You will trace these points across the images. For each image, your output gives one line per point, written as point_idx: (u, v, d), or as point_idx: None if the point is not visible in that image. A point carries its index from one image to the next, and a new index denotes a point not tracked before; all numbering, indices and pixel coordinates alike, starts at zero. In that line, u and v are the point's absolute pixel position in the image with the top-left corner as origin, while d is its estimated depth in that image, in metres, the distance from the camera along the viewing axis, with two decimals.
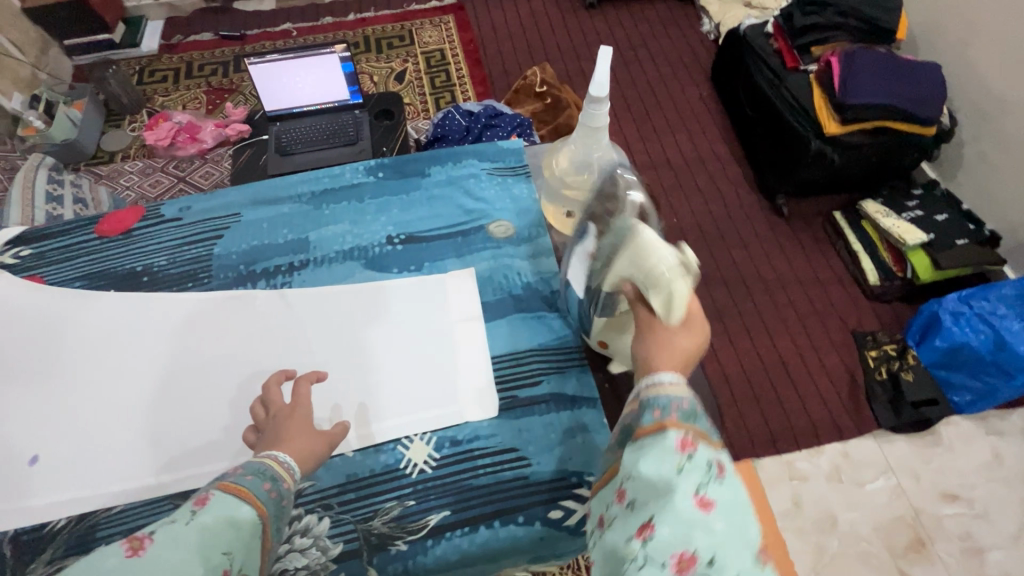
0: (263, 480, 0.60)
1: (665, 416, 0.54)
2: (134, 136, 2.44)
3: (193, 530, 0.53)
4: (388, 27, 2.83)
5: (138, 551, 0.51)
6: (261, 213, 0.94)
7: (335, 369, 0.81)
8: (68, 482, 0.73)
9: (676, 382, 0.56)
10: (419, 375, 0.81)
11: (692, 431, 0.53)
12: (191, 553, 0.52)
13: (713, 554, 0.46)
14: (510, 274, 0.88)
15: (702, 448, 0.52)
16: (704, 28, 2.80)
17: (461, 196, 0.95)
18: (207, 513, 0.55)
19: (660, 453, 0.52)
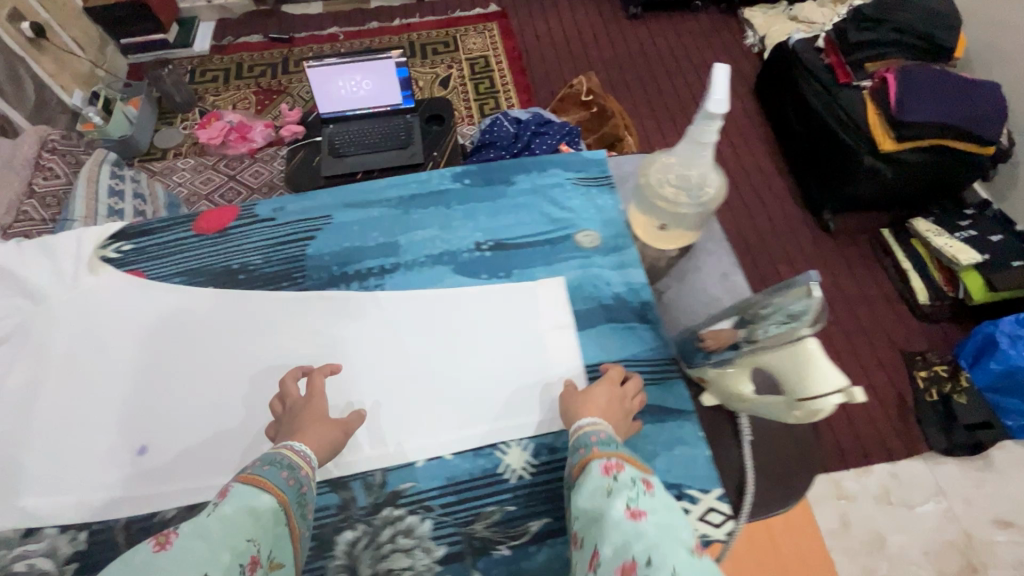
0: (281, 469, 0.61)
1: (589, 451, 0.63)
2: (186, 135, 2.48)
3: (216, 520, 0.53)
4: (432, 33, 2.86)
5: (164, 545, 0.50)
6: (351, 215, 0.96)
7: (358, 377, 0.82)
8: (171, 474, 0.75)
9: (597, 427, 0.67)
10: (443, 384, 0.82)
11: (615, 457, 0.61)
12: (220, 542, 0.51)
13: (649, 554, 0.50)
14: (600, 284, 0.88)
15: (626, 470, 0.59)
16: (747, 41, 2.80)
17: (546, 205, 0.96)
18: (228, 503, 0.54)
19: (591, 486, 0.58)
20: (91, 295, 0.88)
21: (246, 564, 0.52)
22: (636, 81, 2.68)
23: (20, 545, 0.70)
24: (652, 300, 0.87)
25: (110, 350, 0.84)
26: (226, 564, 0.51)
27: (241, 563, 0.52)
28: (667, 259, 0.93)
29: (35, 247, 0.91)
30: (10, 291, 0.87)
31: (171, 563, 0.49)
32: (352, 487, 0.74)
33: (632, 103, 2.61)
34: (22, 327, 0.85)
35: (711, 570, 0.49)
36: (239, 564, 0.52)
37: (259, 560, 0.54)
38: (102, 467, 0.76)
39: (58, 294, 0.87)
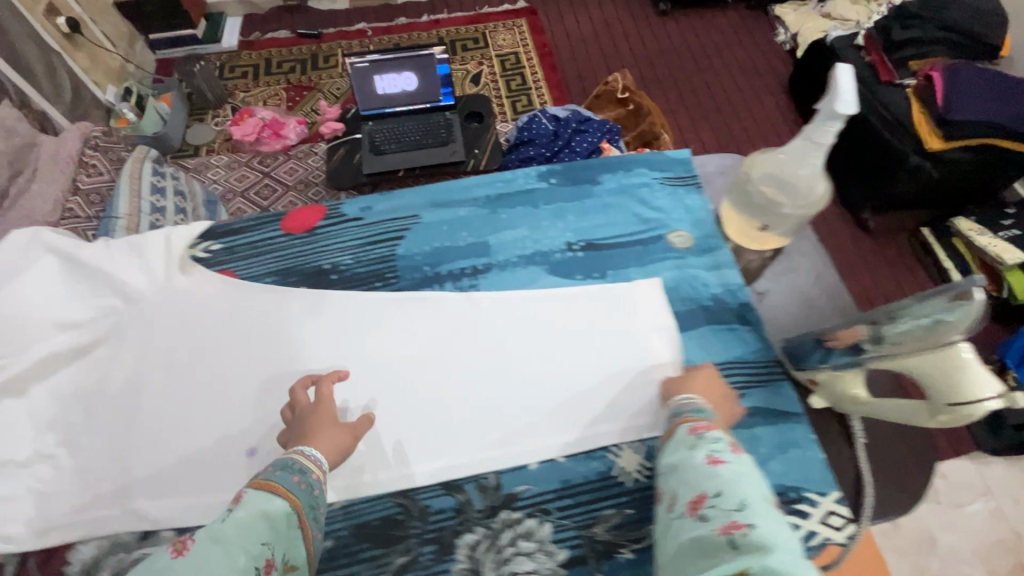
0: (292, 472, 0.63)
1: (680, 416, 0.69)
2: (218, 131, 2.47)
3: (231, 527, 0.57)
4: (461, 29, 2.84)
5: (182, 552, 0.55)
6: (439, 215, 0.95)
7: (379, 386, 0.82)
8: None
9: (689, 397, 0.72)
10: (462, 390, 0.81)
11: (704, 420, 0.67)
12: (235, 547, 0.56)
13: (718, 489, 0.57)
14: (697, 285, 0.88)
15: (714, 431, 0.65)
16: (779, 38, 2.78)
17: (635, 205, 0.96)
18: (243, 509, 0.58)
19: (677, 441, 0.65)
20: (185, 295, 0.87)
21: (261, 567, 0.56)
22: (667, 79, 2.67)
23: (139, 548, 0.70)
24: (750, 301, 0.87)
25: (207, 349, 0.83)
26: (239, 568, 0.55)
27: (256, 566, 0.56)
28: (760, 259, 0.92)
29: (125, 246, 0.90)
30: (106, 291, 0.87)
31: (191, 567, 0.54)
32: (466, 490, 0.73)
33: (664, 100, 2.59)
34: (119, 327, 0.84)
35: (777, 519, 0.55)
36: (253, 568, 0.56)
37: (274, 562, 0.57)
38: (208, 468, 0.75)
39: (152, 294, 0.87)
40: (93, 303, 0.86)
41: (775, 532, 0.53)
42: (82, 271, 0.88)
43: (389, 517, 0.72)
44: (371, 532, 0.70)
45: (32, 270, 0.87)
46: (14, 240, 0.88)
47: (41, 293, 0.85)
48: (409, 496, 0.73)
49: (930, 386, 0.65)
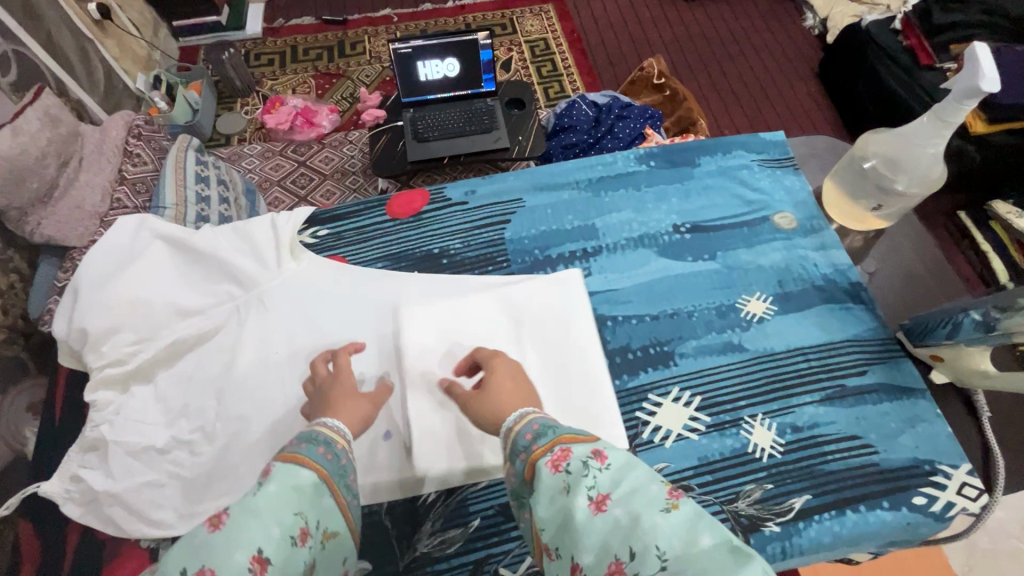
0: (316, 444, 0.57)
1: (530, 452, 0.54)
2: (249, 120, 2.42)
3: (263, 499, 0.49)
4: (488, 14, 2.78)
5: (218, 525, 0.47)
6: (543, 199, 0.95)
7: (455, 372, 0.80)
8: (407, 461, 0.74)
9: (530, 418, 0.58)
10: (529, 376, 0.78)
11: (556, 445, 0.52)
12: (267, 517, 0.48)
13: (629, 545, 0.44)
14: (807, 265, 0.89)
15: (576, 452, 0.51)
16: (807, 24, 2.77)
17: (737, 187, 0.96)
18: (273, 481, 0.51)
19: (547, 491, 0.50)
20: (295, 280, 0.86)
21: (298, 536, 0.49)
22: (698, 64, 2.65)
23: None
24: (861, 280, 0.88)
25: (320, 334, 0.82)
26: (274, 539, 0.48)
27: (291, 536, 0.49)
28: (865, 240, 0.93)
29: (230, 232, 0.90)
30: (221, 279, 0.86)
31: (229, 542, 0.46)
32: None
33: (697, 86, 2.58)
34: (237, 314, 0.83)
35: (694, 521, 0.44)
36: (289, 537, 0.48)
37: (309, 531, 0.51)
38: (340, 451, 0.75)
39: (265, 280, 0.86)
40: (209, 290, 0.85)
41: (702, 540, 0.43)
42: (195, 258, 0.87)
43: None
44: None
45: (144, 256, 0.86)
46: (123, 227, 0.88)
47: (157, 281, 0.84)
48: None
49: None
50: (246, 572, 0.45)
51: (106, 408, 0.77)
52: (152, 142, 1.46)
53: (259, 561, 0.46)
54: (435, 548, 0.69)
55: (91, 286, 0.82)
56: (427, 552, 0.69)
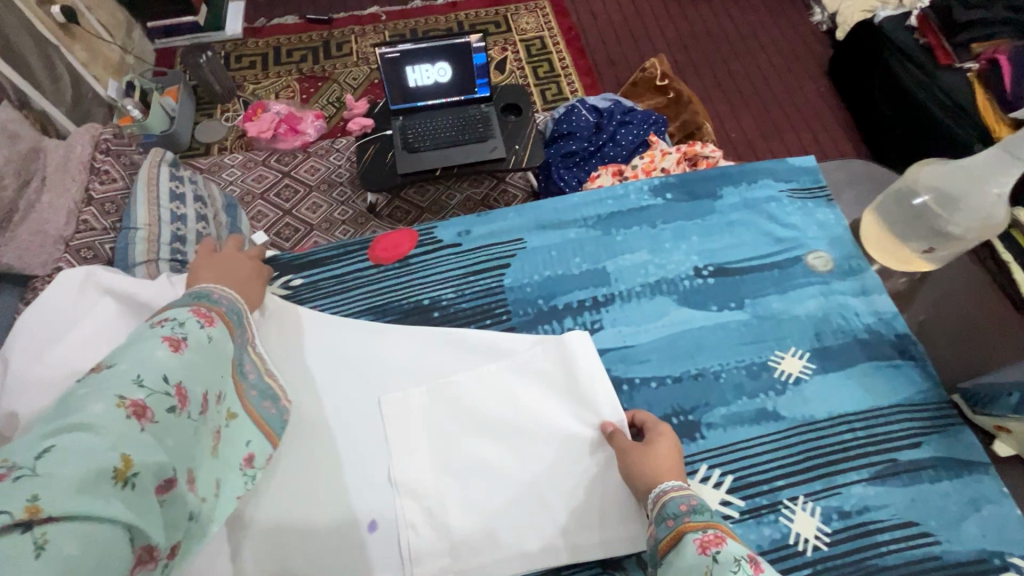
0: (240, 320, 0.62)
1: (679, 522, 0.52)
2: (229, 127, 2.28)
3: (208, 346, 0.54)
4: (481, 12, 2.64)
5: (178, 349, 0.51)
6: (547, 238, 0.84)
7: (461, 448, 0.70)
8: (400, 559, 0.64)
9: (683, 489, 0.56)
10: (547, 457, 0.69)
11: (711, 530, 0.49)
12: (213, 364, 0.54)
13: None
14: (848, 314, 0.78)
15: (730, 546, 0.47)
16: (815, 19, 2.64)
17: (765, 221, 0.85)
18: (215, 332, 0.56)
19: (685, 568, 0.47)
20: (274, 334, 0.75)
21: (222, 395, 0.56)
22: (703, 63, 2.52)
23: None
24: (910, 332, 0.77)
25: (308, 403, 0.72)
26: (213, 382, 0.54)
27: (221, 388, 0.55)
28: (909, 282, 0.83)
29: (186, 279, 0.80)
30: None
31: (190, 368, 0.51)
32: (626, 568, 0.64)
33: (701, 85, 2.45)
34: None
35: None
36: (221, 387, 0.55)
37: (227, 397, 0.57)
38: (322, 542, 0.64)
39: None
40: None
41: None
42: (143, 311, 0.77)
43: None
44: None
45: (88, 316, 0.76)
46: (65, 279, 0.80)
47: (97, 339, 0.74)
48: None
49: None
50: (200, 402, 0.51)
51: None
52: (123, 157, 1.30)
53: (206, 399, 0.52)
54: None
55: (24, 359, 0.72)
56: None
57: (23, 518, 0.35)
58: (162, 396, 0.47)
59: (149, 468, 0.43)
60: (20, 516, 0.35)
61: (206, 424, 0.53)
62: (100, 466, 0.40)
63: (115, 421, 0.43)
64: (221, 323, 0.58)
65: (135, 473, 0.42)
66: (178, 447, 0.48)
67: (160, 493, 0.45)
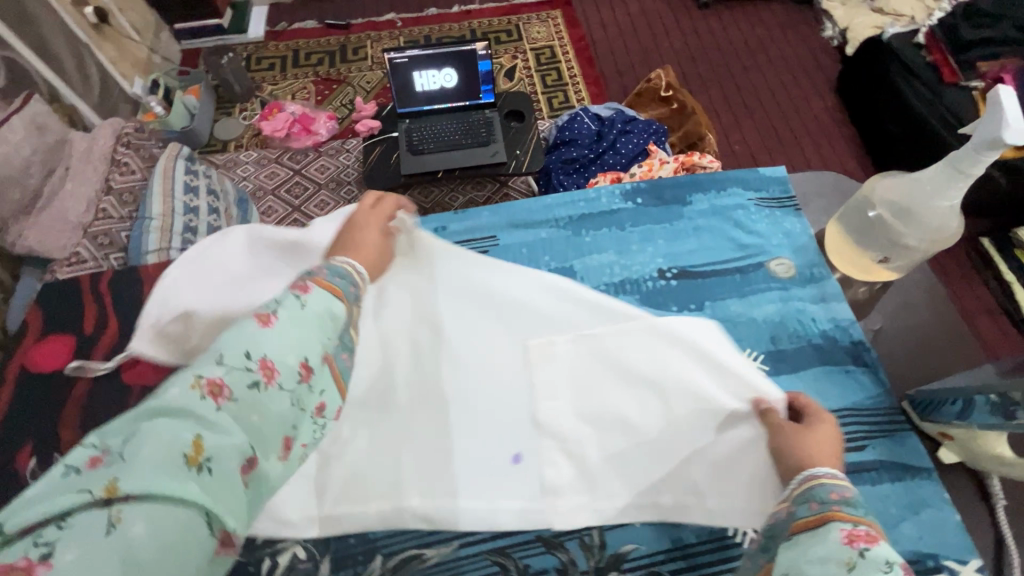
0: (350, 283, 0.56)
1: (825, 508, 0.51)
2: (246, 126, 2.37)
3: (307, 315, 0.50)
4: (494, 21, 2.70)
5: (268, 322, 0.48)
6: (519, 236, 0.88)
7: (603, 399, 0.75)
8: (540, 491, 0.71)
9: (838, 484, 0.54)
10: (688, 416, 0.71)
11: (863, 529, 0.47)
12: (308, 332, 0.49)
13: None
14: (805, 320, 0.81)
15: (884, 552, 0.45)
16: (826, 34, 2.61)
17: (731, 228, 0.88)
18: (312, 300, 0.51)
19: (823, 552, 0.46)
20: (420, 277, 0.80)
21: (326, 355, 0.51)
22: (712, 74, 2.54)
23: None
24: (865, 339, 0.79)
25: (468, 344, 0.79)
26: (314, 347, 0.49)
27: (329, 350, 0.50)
28: (870, 291, 0.85)
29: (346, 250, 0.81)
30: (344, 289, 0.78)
31: (280, 340, 0.47)
32: (567, 548, 0.68)
33: (707, 96, 2.47)
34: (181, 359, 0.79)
35: None
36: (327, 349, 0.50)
37: (332, 357, 0.51)
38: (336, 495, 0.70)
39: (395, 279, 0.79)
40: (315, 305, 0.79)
41: None
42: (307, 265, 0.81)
43: None
44: None
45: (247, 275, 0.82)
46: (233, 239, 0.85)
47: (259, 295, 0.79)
48: (506, 553, 0.68)
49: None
50: (296, 372, 0.47)
51: (39, 460, 0.72)
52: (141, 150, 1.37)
53: (305, 368, 0.48)
54: None
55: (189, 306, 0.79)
56: None
57: (103, 496, 0.36)
58: (245, 372, 0.45)
59: (225, 451, 0.41)
60: (100, 494, 0.36)
61: (311, 391, 0.49)
62: (172, 451, 0.39)
63: (189, 403, 0.42)
64: (319, 288, 0.53)
65: (206, 458, 0.40)
66: (271, 421, 0.45)
67: (246, 471, 0.43)
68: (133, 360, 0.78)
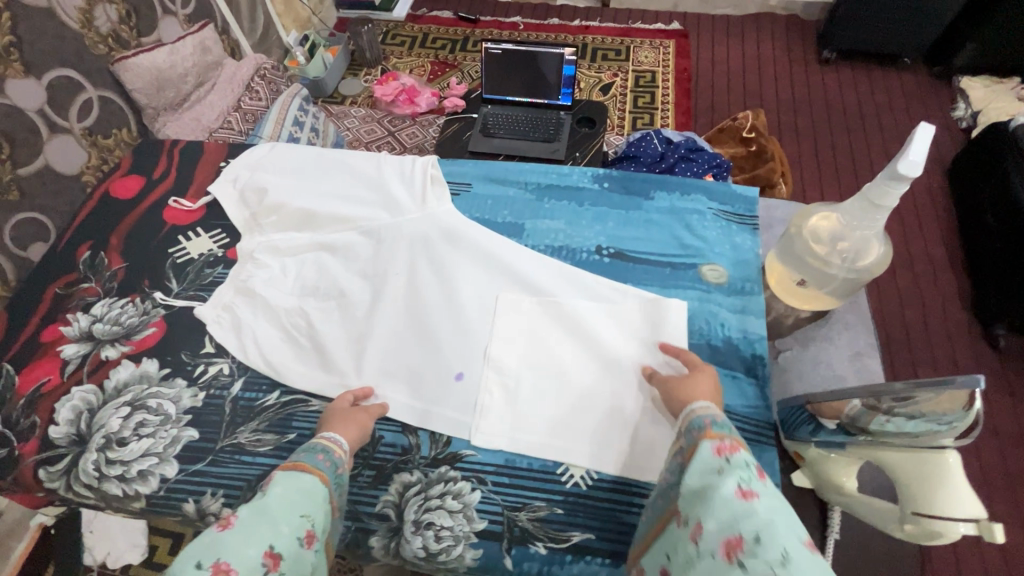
0: (315, 453, 0.66)
1: (698, 435, 0.61)
2: (365, 87, 2.72)
3: (271, 500, 0.58)
4: (608, 39, 2.79)
5: (227, 526, 0.55)
6: (489, 189, 1.01)
7: (547, 351, 0.83)
8: (472, 408, 0.79)
9: (709, 411, 0.64)
10: (616, 386, 0.79)
11: (728, 439, 0.59)
12: (277, 519, 0.57)
13: (758, 532, 0.49)
14: (713, 322, 0.84)
15: (740, 453, 0.57)
16: (956, 113, 2.36)
17: (680, 229, 0.93)
18: (276, 487, 0.60)
19: (701, 466, 0.57)
20: (428, 214, 0.96)
21: (304, 537, 0.58)
22: (811, 130, 2.42)
23: (157, 385, 0.83)
24: (766, 357, 0.80)
25: (444, 272, 0.90)
26: (284, 537, 0.56)
27: (299, 537, 0.57)
28: (795, 319, 0.87)
29: (369, 179, 1.01)
30: (374, 202, 0.99)
31: (237, 543, 0.53)
32: (419, 435, 0.78)
33: (798, 149, 2.37)
34: (207, 214, 1.02)
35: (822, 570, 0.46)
36: (297, 538, 0.57)
37: (314, 533, 0.59)
38: (279, 347, 0.87)
39: (408, 206, 0.96)
40: (336, 206, 0.98)
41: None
42: (350, 175, 1.03)
43: None
44: None
45: (297, 173, 1.04)
46: (304, 148, 1.08)
47: (315, 187, 1.02)
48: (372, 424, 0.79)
49: (903, 487, 0.56)
50: (259, 566, 0.53)
51: (91, 254, 0.98)
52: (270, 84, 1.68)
53: (271, 557, 0.54)
54: (251, 442, 0.78)
55: (254, 183, 1.03)
56: (243, 443, 0.78)
57: None
58: None
59: None
60: None
61: None
62: None
63: None
64: (285, 469, 0.63)
65: None
66: None
67: None
68: (212, 201, 1.03)
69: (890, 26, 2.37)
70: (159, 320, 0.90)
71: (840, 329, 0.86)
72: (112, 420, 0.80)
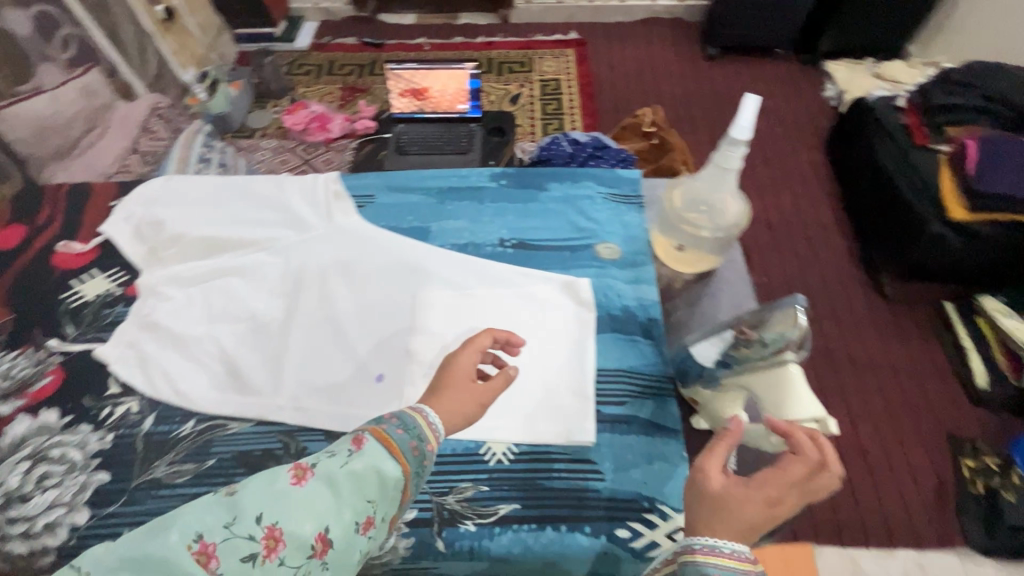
0: (411, 438, 0.58)
1: None
2: (274, 118, 2.68)
3: (344, 474, 0.54)
4: (512, 52, 2.91)
5: (300, 481, 0.53)
6: (393, 198, 1.04)
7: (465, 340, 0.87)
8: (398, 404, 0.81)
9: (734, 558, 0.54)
10: (531, 363, 0.85)
11: None
12: (343, 500, 0.53)
13: None
14: (610, 294, 0.91)
15: None
16: (826, 94, 2.63)
17: (574, 214, 1.00)
18: (359, 460, 0.55)
19: None
20: (335, 227, 0.98)
21: (361, 522, 0.54)
22: (706, 121, 2.62)
23: (60, 434, 0.80)
24: (660, 318, 0.88)
25: (356, 280, 0.92)
26: (342, 522, 0.53)
27: (357, 522, 0.53)
28: (682, 281, 0.96)
29: (270, 200, 1.02)
30: (279, 223, 0.99)
31: (297, 511, 0.51)
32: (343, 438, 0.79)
33: (696, 138, 2.56)
34: (101, 254, 0.99)
35: None
36: (355, 523, 0.53)
37: (372, 521, 0.54)
38: (190, 376, 0.85)
39: (315, 221, 0.98)
40: (240, 230, 0.98)
41: None
42: (250, 198, 1.03)
43: (268, 450, 0.79)
44: (251, 460, 0.78)
45: (194, 204, 1.03)
46: (198, 178, 1.07)
47: (217, 214, 1.01)
48: (293, 435, 0.80)
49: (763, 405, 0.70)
50: (309, 548, 0.51)
51: None
52: (168, 122, 1.64)
53: (322, 541, 0.51)
54: (168, 475, 0.77)
55: (149, 218, 1.01)
56: (159, 477, 0.76)
57: None
58: (251, 542, 0.49)
59: None
60: None
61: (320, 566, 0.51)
62: None
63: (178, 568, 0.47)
64: (372, 438, 0.57)
65: None
66: None
67: None
68: (105, 241, 1.00)
69: (759, 21, 2.62)
70: (57, 368, 0.86)
71: (721, 285, 0.96)
72: (11, 477, 0.76)
